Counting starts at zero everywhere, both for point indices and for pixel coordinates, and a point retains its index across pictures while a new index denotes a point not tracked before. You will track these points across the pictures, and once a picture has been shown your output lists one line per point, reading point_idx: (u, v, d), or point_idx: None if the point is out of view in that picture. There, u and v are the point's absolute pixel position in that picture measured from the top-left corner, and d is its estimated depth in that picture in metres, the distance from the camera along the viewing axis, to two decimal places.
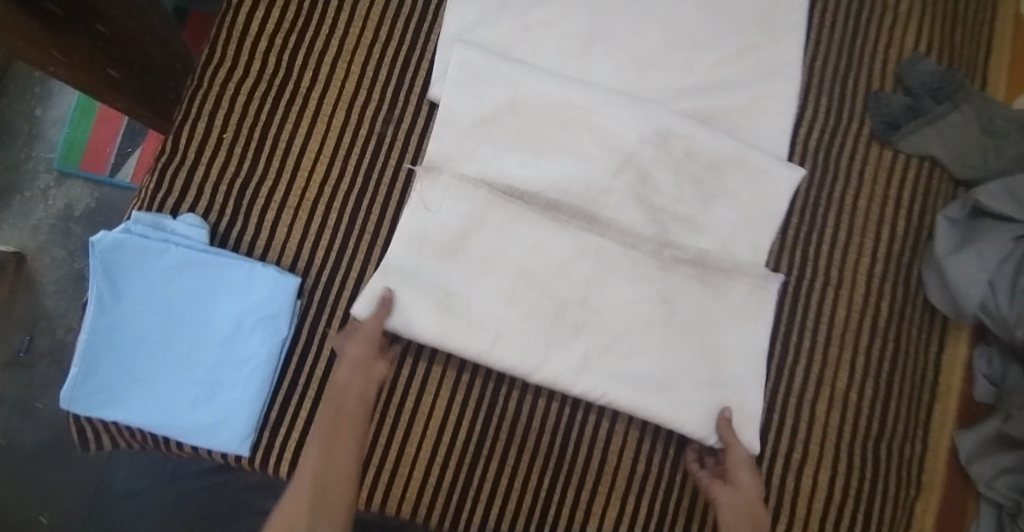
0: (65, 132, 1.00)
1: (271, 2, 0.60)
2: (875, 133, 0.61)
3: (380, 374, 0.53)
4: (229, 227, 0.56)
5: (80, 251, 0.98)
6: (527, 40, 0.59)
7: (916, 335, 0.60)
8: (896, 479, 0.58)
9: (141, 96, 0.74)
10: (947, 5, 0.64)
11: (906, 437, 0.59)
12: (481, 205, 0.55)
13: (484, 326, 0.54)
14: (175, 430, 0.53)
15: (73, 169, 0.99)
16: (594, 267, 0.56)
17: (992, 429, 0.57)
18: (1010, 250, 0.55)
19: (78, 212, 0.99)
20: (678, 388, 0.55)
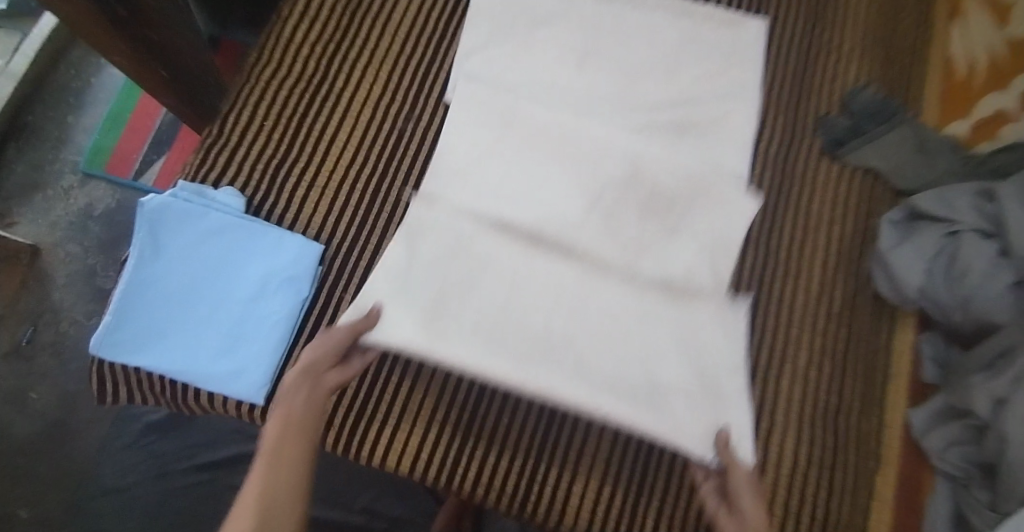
0: (93, 138, 1.09)
1: (314, 19, 0.70)
2: (823, 148, 0.71)
3: (334, 385, 0.51)
4: (262, 201, 0.62)
5: (94, 248, 1.04)
6: (527, 53, 0.67)
7: (867, 323, 0.68)
8: (856, 450, 0.64)
9: (184, 92, 0.84)
10: (883, 49, 0.76)
11: (863, 412, 0.65)
12: (472, 227, 0.60)
13: (476, 337, 0.55)
14: (195, 379, 0.56)
15: (97, 172, 1.07)
16: (581, 270, 0.59)
17: (939, 403, 0.63)
18: (944, 244, 0.63)
19: (97, 212, 1.06)
20: (670, 404, 0.54)
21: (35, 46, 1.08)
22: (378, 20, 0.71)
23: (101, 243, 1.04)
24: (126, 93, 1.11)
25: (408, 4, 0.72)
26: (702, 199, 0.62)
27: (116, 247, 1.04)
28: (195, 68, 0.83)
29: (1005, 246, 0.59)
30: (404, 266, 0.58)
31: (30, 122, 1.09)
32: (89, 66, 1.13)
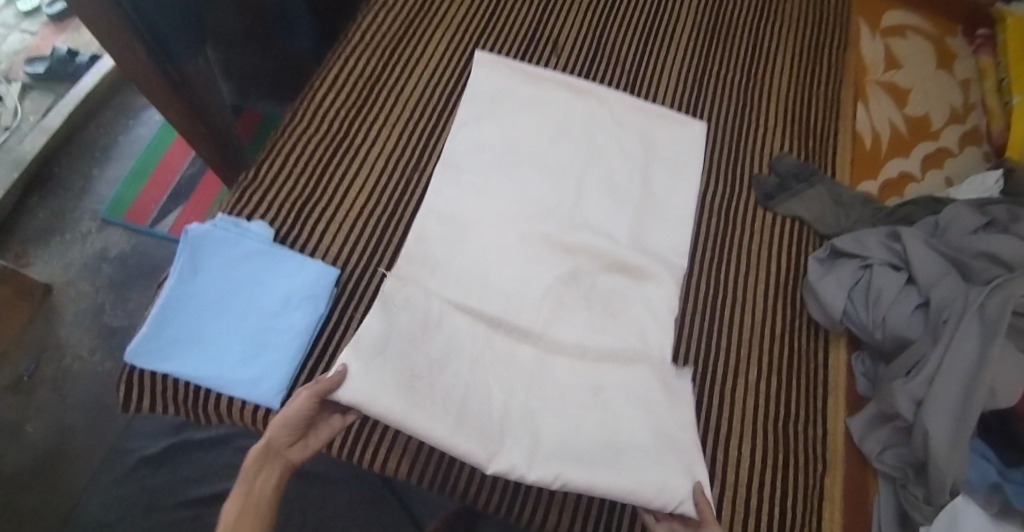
0: (116, 190, 1.21)
1: (339, 88, 0.83)
2: (758, 200, 0.86)
3: (297, 457, 0.56)
4: (288, 233, 0.72)
5: (106, 287, 1.12)
6: (515, 119, 0.82)
7: (807, 346, 0.77)
8: (805, 453, 0.70)
9: (210, 141, 0.98)
10: (803, 124, 0.93)
11: (808, 422, 0.72)
12: (438, 309, 0.66)
13: (445, 410, 0.58)
14: (220, 384, 0.60)
15: (116, 219, 1.18)
16: (554, 308, 0.69)
17: (871, 410, 0.73)
18: (860, 275, 0.75)
19: (111, 255, 1.15)
20: (631, 464, 0.58)
21: (68, 109, 1.24)
22: (392, 90, 0.85)
23: (112, 283, 1.12)
24: (149, 154, 1.26)
25: (416, 80, 0.86)
26: (659, 249, 0.76)
27: (126, 287, 1.12)
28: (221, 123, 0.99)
29: (910, 275, 0.73)
30: (380, 333, 0.61)
31: (55, 175, 1.22)
32: (116, 129, 1.29)
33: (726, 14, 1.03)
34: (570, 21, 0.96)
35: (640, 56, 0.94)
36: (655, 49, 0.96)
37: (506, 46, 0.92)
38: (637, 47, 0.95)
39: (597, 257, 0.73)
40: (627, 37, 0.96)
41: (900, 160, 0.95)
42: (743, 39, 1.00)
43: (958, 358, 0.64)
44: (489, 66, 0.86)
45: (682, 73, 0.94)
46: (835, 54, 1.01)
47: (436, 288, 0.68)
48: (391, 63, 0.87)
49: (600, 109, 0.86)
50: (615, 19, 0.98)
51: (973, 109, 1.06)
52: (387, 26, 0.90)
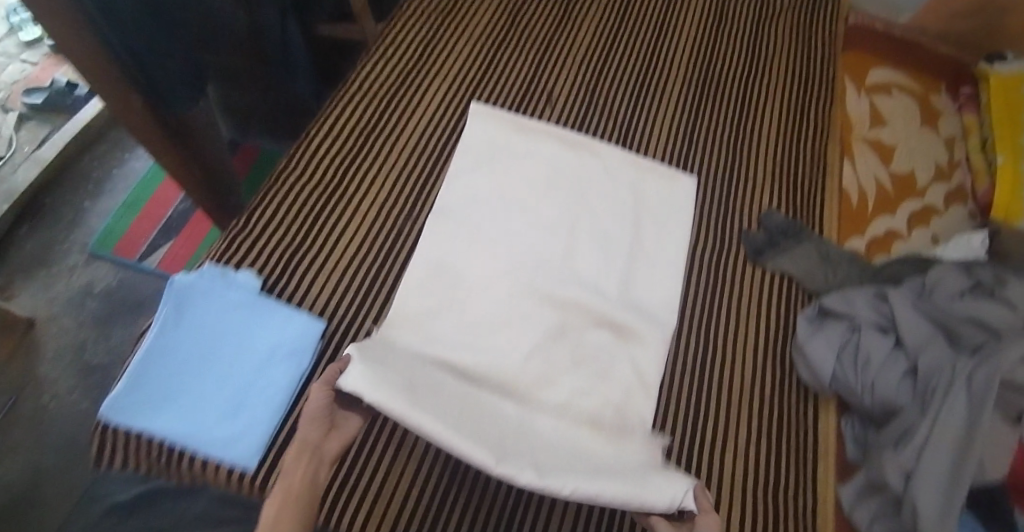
0: (105, 223, 1.21)
1: (334, 136, 0.84)
2: (747, 255, 0.86)
3: (334, 453, 0.54)
4: (275, 282, 0.71)
5: (90, 322, 1.10)
6: (510, 171, 0.83)
7: (794, 407, 0.77)
8: (795, 521, 0.69)
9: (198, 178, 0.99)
10: (792, 180, 0.94)
11: (795, 490, 0.71)
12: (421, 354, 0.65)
13: (446, 415, 0.52)
14: (196, 441, 0.58)
15: (104, 252, 1.17)
16: (543, 367, 0.69)
17: (863, 479, 0.72)
18: (849, 338, 0.75)
19: (97, 289, 1.14)
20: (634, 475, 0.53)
21: (64, 140, 1.24)
22: (388, 139, 0.86)
23: (95, 318, 1.11)
24: (142, 187, 1.25)
25: (412, 130, 0.87)
26: (647, 303, 0.76)
27: (109, 323, 1.11)
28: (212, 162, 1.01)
29: (898, 339, 0.74)
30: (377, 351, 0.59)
31: (47, 206, 1.21)
32: (111, 162, 1.29)
33: (718, 70, 1.05)
34: (566, 74, 0.98)
35: (633, 110, 0.96)
36: (648, 103, 0.97)
37: (502, 97, 0.93)
38: (631, 100, 0.97)
39: (586, 314, 0.73)
40: (621, 89, 0.98)
41: (887, 218, 0.97)
42: (734, 95, 1.02)
43: (948, 428, 0.64)
44: (484, 117, 0.87)
45: (675, 128, 0.95)
46: (824, 111, 1.04)
47: (423, 341, 0.68)
48: (388, 111, 0.88)
49: (593, 162, 0.86)
50: (610, 72, 1.00)
51: (958, 167, 1.08)
52: (385, 75, 0.92)
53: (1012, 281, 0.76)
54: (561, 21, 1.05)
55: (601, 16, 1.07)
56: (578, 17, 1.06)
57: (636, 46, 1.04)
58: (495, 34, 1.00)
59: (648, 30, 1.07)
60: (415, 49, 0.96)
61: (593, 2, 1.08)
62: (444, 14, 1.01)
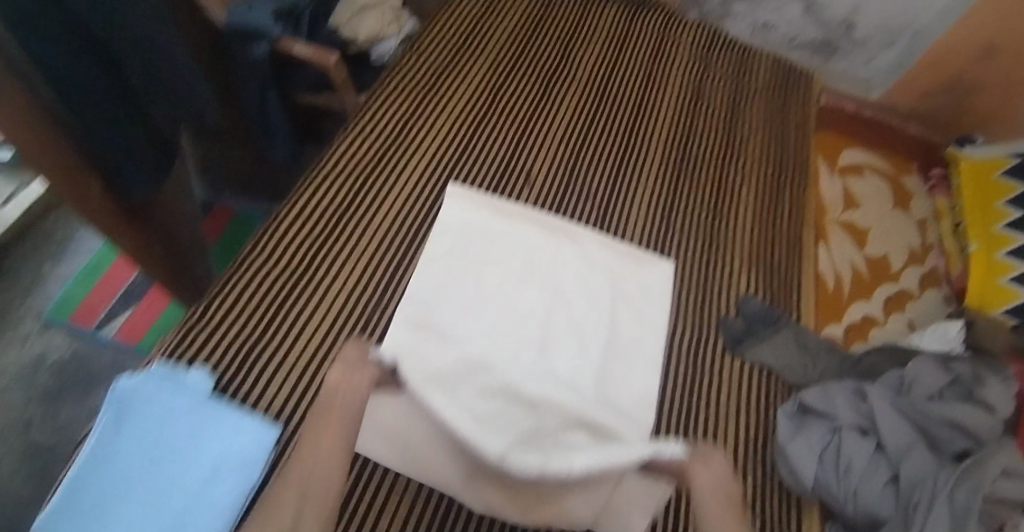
0: (66, 287, 1.16)
1: (304, 218, 0.82)
2: (725, 344, 0.85)
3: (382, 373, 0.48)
4: (228, 380, 0.67)
5: (40, 397, 1.04)
6: (488, 256, 0.81)
7: (775, 511, 0.74)
8: None
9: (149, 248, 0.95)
10: (767, 265, 0.95)
11: None
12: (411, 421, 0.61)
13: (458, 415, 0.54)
14: None
15: (60, 320, 1.12)
16: None
17: None
18: (829, 439, 0.72)
19: (50, 360, 1.08)
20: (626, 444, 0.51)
21: (27, 199, 1.20)
22: (361, 222, 0.84)
23: (45, 392, 1.05)
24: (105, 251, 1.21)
25: (387, 211, 0.86)
26: (624, 398, 0.73)
27: (60, 397, 1.05)
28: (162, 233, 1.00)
29: (879, 442, 0.72)
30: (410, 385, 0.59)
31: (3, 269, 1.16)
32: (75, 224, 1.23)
33: (695, 150, 1.07)
34: (544, 152, 0.98)
35: (611, 193, 0.96)
36: (625, 184, 0.98)
37: (480, 177, 0.92)
38: (609, 183, 0.97)
39: None
40: (598, 168, 0.99)
41: (863, 304, 0.97)
42: (709, 179, 1.03)
43: None
44: (461, 199, 0.86)
45: (651, 211, 0.95)
46: (795, 197, 1.06)
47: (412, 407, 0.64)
48: (362, 191, 0.87)
49: (569, 247, 0.85)
50: (588, 153, 1.00)
51: (931, 250, 1.10)
52: (362, 153, 0.91)
53: (991, 380, 0.76)
54: (540, 100, 1.06)
55: (581, 97, 1.09)
56: (559, 97, 1.07)
57: (615, 127, 1.06)
58: (476, 112, 1.01)
59: (627, 111, 1.09)
60: (393, 126, 0.95)
61: (573, 84, 1.11)
62: (425, 91, 1.02)
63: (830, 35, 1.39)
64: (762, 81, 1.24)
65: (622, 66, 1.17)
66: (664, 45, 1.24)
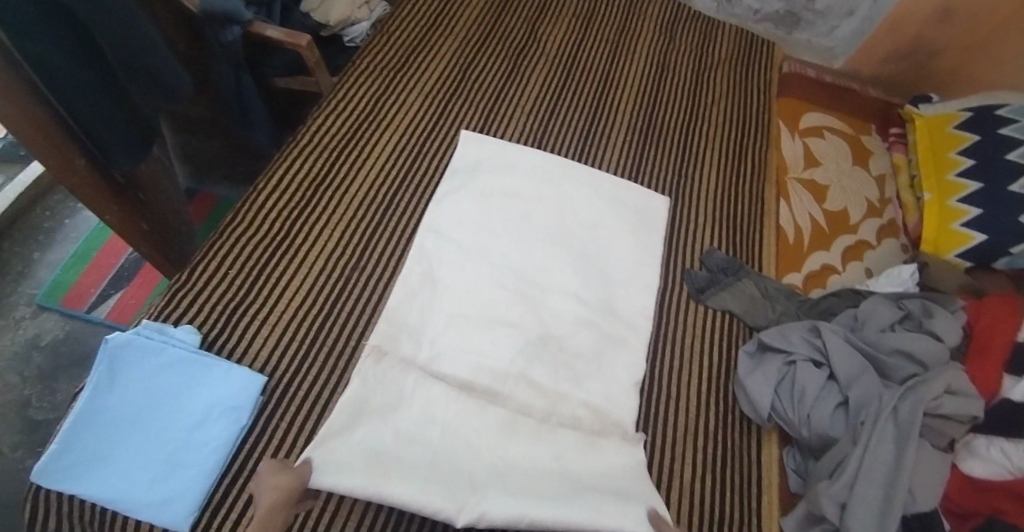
0: (55, 275, 1.28)
1: (282, 192, 0.88)
2: (689, 292, 0.91)
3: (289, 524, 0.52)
4: (215, 337, 0.73)
5: (35, 378, 1.15)
6: (507, 161, 0.96)
7: (736, 441, 0.78)
8: (739, 515, 0.72)
9: (131, 217, 1.00)
10: (726, 224, 1.01)
11: (733, 504, 0.72)
12: (473, 200, 0.90)
13: (412, 474, 0.58)
14: (124, 507, 0.59)
15: (52, 304, 1.24)
16: (566, 255, 0.87)
17: (801, 510, 0.71)
18: (784, 371, 0.77)
19: (45, 341, 1.20)
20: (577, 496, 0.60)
21: (18, 189, 1.32)
22: (347, 213, 0.88)
23: (40, 374, 1.16)
24: (101, 228, 1.36)
25: (357, 198, 0.90)
26: (623, 311, 0.84)
27: (54, 378, 1.16)
28: (146, 212, 1.06)
29: (830, 372, 0.76)
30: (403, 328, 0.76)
31: None
32: (69, 209, 1.38)
33: (664, 117, 1.14)
34: (507, 135, 1.04)
35: (578, 159, 1.04)
36: (593, 148, 1.06)
37: (418, 177, 0.95)
38: (575, 148, 1.05)
39: (573, 233, 0.89)
40: (565, 148, 1.05)
41: (822, 253, 1.03)
42: (671, 149, 1.09)
43: (877, 458, 0.66)
44: (462, 152, 0.96)
45: (614, 172, 1.03)
46: (755, 157, 1.12)
47: (444, 237, 0.85)
48: (337, 166, 0.93)
49: (578, 180, 0.95)
50: (557, 119, 1.09)
51: (889, 203, 1.15)
52: (337, 128, 0.97)
53: (938, 312, 0.81)
54: (504, 89, 1.11)
55: (549, 68, 1.17)
56: (525, 77, 1.14)
57: (582, 94, 1.14)
58: (444, 90, 1.08)
59: (593, 83, 1.17)
60: (366, 102, 1.02)
61: (540, 58, 1.18)
62: (395, 69, 1.09)
63: (792, 7, 1.45)
64: (726, 52, 1.30)
65: (588, 43, 1.23)
66: (630, 20, 1.30)
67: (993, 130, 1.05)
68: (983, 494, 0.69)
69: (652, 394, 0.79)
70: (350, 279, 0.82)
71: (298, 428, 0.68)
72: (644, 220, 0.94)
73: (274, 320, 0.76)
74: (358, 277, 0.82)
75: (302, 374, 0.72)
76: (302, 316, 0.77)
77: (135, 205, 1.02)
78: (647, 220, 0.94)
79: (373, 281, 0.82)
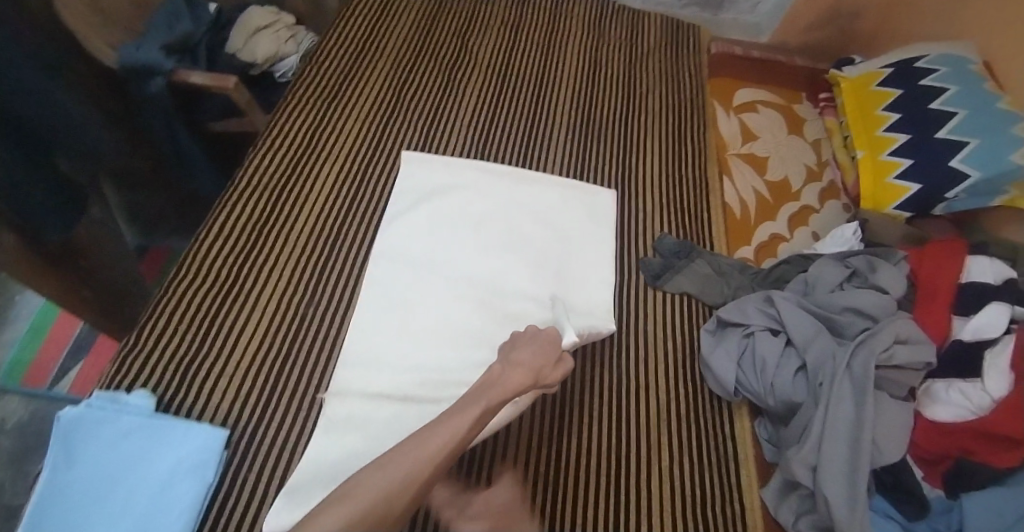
0: (12, 354, 1.25)
1: (225, 238, 0.87)
2: (647, 280, 0.92)
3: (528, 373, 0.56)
4: (172, 397, 0.72)
5: (2, 462, 1.11)
6: (452, 175, 0.96)
7: (708, 420, 0.79)
8: (719, 493, 0.73)
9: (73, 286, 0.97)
10: (674, 208, 1.03)
11: (712, 484, 0.74)
12: (423, 217, 0.90)
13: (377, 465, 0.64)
14: None
15: (11, 385, 1.19)
16: (522, 257, 0.87)
17: (779, 479, 0.72)
18: (744, 345, 0.79)
19: (9, 422, 1.15)
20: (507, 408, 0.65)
21: None
22: (294, 250, 0.87)
23: (8, 457, 1.12)
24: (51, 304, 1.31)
25: (303, 234, 0.89)
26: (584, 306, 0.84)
27: (24, 458, 1.12)
28: (89, 275, 1.03)
29: (788, 338, 0.78)
30: (366, 357, 0.75)
31: None
32: (17, 285, 1.32)
33: (601, 110, 1.16)
34: (448, 150, 1.05)
35: (521, 164, 1.05)
36: (537, 150, 1.08)
37: (361, 205, 0.95)
38: (519, 153, 1.07)
39: (529, 234, 0.90)
40: (509, 153, 1.07)
41: (770, 223, 1.05)
42: (612, 140, 1.12)
43: (840, 416, 0.68)
44: (403, 173, 0.96)
45: (559, 172, 1.05)
46: (693, 138, 1.15)
47: (399, 256, 0.85)
48: (279, 204, 0.92)
49: (528, 181, 0.97)
50: (497, 127, 1.10)
51: (827, 166, 1.19)
52: (274, 167, 0.96)
53: (882, 265, 0.84)
54: (440, 104, 1.11)
55: (482, 79, 1.18)
56: (460, 89, 1.15)
57: (519, 98, 1.16)
58: (380, 114, 1.08)
59: (528, 86, 1.19)
60: (301, 137, 1.01)
61: (473, 69, 1.19)
62: (328, 98, 1.08)
63: None
64: (653, 40, 1.33)
65: (518, 49, 1.25)
66: (557, 21, 1.33)
67: (914, 83, 1.09)
68: (946, 438, 0.69)
69: (622, 384, 0.80)
70: (305, 318, 0.81)
71: (269, 476, 0.67)
72: (594, 214, 0.95)
73: (231, 370, 0.74)
74: (314, 314, 0.81)
75: (267, 420, 0.71)
76: (259, 361, 0.76)
77: (76, 270, 0.99)
78: (596, 214, 0.95)
79: (329, 315, 0.82)
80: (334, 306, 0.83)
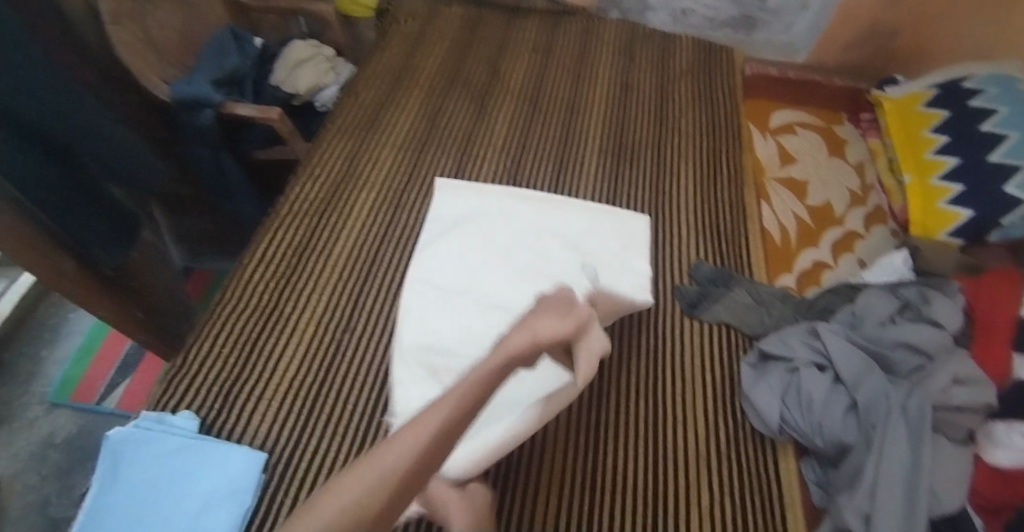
0: (63, 371, 1.28)
1: (267, 263, 0.89)
2: (683, 309, 0.90)
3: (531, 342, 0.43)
4: (214, 420, 0.73)
5: (52, 476, 1.15)
6: (486, 201, 0.96)
7: (750, 459, 0.76)
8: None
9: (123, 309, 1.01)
10: (711, 234, 1.01)
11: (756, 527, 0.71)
12: (457, 244, 0.90)
13: None
14: None
15: (63, 401, 1.24)
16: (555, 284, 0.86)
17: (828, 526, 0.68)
18: (789, 381, 0.75)
19: (59, 437, 1.20)
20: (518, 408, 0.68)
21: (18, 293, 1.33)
22: (332, 275, 0.89)
23: (58, 471, 1.16)
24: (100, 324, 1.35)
25: (341, 258, 0.91)
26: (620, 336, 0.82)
27: (72, 473, 1.16)
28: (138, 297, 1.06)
29: (836, 375, 0.74)
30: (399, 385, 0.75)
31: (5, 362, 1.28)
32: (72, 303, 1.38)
33: (633, 134, 1.15)
34: (482, 176, 1.05)
35: (554, 189, 1.05)
36: (569, 175, 1.08)
37: (396, 230, 0.96)
38: (551, 178, 1.07)
39: (562, 260, 0.89)
40: (541, 179, 1.07)
41: (811, 250, 1.02)
42: (645, 165, 1.10)
43: (894, 460, 0.64)
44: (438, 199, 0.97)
45: (592, 197, 1.04)
46: (728, 162, 1.13)
47: (431, 283, 0.85)
48: (319, 230, 0.94)
49: (561, 207, 0.97)
50: (529, 152, 1.10)
51: (872, 189, 1.14)
52: (314, 193, 0.99)
53: (936, 297, 0.80)
54: (474, 130, 1.13)
55: (515, 104, 1.19)
56: (493, 115, 1.16)
57: (550, 123, 1.16)
58: (416, 140, 1.10)
59: (559, 111, 1.19)
60: (341, 164, 1.04)
61: (506, 95, 1.20)
62: (366, 126, 1.11)
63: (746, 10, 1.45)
64: (685, 63, 1.32)
65: (549, 74, 1.26)
66: (588, 45, 1.33)
67: (962, 104, 1.05)
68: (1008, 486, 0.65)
69: (660, 418, 0.77)
70: (341, 343, 0.81)
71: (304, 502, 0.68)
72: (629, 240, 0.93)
73: (269, 395, 0.75)
74: (349, 339, 0.82)
75: (302, 445, 0.72)
76: (296, 385, 0.77)
77: (127, 293, 1.02)
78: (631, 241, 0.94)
79: (363, 339, 0.82)
80: (368, 332, 0.83)
